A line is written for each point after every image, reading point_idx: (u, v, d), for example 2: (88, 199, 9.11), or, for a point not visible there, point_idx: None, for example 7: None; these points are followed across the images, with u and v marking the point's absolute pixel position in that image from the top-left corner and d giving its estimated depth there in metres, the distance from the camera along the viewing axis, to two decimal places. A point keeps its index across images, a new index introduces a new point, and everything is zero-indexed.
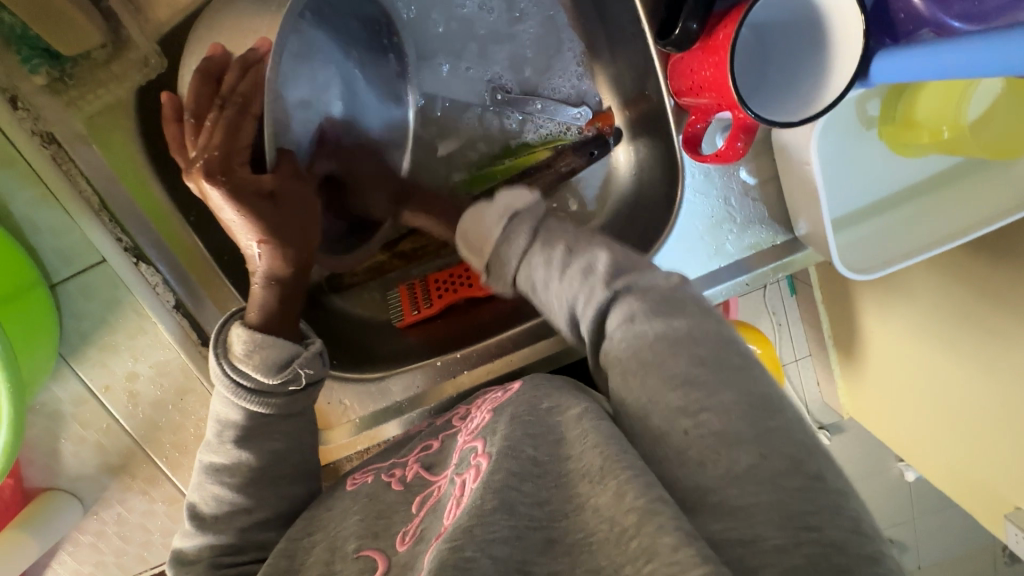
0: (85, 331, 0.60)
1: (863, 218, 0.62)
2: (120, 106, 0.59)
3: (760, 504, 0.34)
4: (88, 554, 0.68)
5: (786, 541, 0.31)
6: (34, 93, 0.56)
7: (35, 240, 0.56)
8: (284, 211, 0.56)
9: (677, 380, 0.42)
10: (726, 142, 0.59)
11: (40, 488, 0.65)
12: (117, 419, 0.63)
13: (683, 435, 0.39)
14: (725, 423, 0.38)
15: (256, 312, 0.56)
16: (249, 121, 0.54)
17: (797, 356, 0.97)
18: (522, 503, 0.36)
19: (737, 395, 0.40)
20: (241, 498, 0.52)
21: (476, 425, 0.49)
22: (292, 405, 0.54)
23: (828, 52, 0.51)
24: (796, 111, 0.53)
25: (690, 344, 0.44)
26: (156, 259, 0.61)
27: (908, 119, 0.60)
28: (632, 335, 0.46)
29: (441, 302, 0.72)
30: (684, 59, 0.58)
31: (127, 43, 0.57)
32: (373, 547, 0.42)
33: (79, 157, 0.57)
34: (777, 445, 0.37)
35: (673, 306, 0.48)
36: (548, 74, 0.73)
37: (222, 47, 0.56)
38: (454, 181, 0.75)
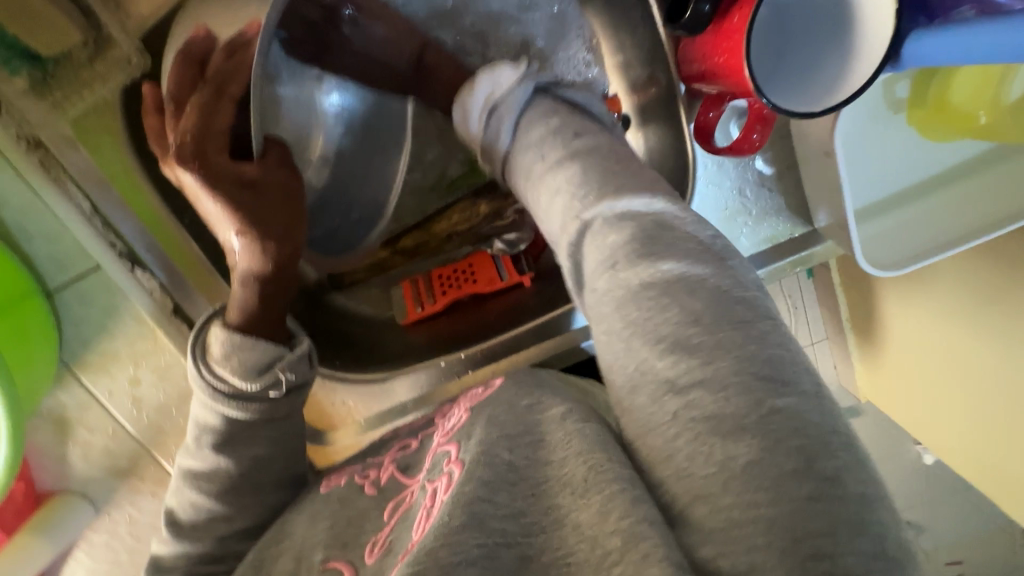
0: (85, 339, 0.60)
1: (889, 209, 0.59)
2: (107, 106, 0.56)
3: (760, 521, 0.28)
4: (101, 554, 0.68)
5: (789, 574, 0.26)
6: (18, 97, 0.54)
7: (27, 247, 0.57)
8: (263, 200, 0.51)
9: (665, 345, 0.34)
10: (741, 133, 0.56)
11: (50, 492, 0.65)
12: (121, 423, 0.63)
13: (671, 418, 0.32)
14: (720, 403, 0.31)
15: (237, 311, 0.53)
16: (226, 104, 0.48)
17: (813, 340, 0.89)
18: (494, 517, 0.34)
19: (736, 364, 0.32)
20: (217, 505, 0.52)
21: (453, 425, 0.47)
22: (274, 410, 0.52)
23: (850, 34, 0.48)
24: (824, 94, 0.49)
25: (680, 296, 0.35)
26: (152, 265, 0.60)
27: (940, 103, 0.56)
28: (617, 288, 0.37)
29: (444, 298, 0.70)
30: (695, 43, 0.54)
31: (109, 40, 0.55)
32: (340, 559, 0.42)
33: (68, 162, 0.56)
34: (780, 436, 0.30)
35: (661, 240, 0.38)
36: (551, 61, 0.69)
37: (207, 28, 0.52)
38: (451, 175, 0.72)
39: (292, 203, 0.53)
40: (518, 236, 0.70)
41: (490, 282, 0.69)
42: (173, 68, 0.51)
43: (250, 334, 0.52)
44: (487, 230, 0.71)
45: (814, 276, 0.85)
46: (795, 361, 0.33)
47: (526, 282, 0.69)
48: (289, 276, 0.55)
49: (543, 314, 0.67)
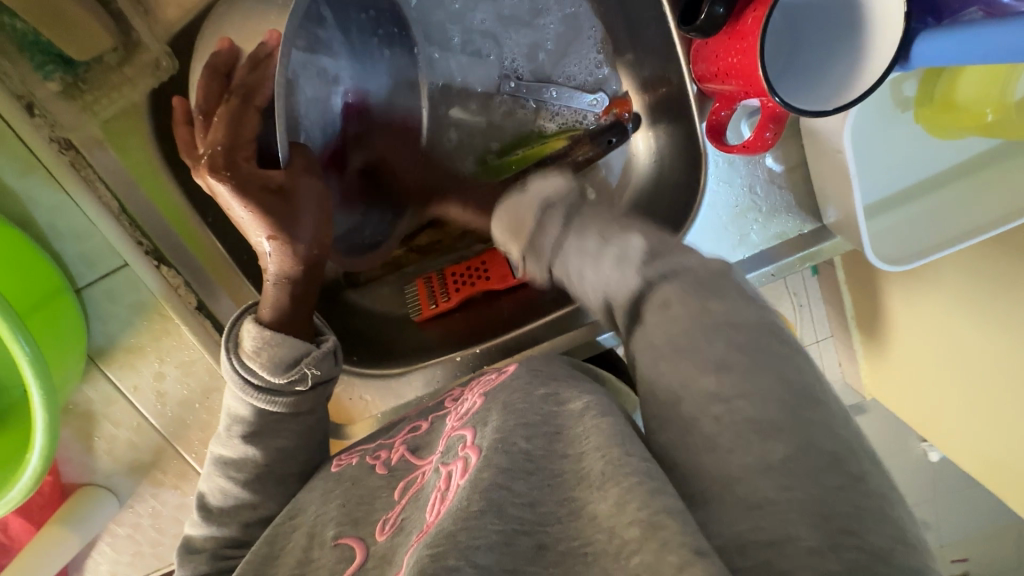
0: (111, 334, 0.62)
1: (897, 205, 0.60)
2: (134, 110, 0.59)
3: (793, 501, 0.31)
4: (125, 546, 0.70)
5: (821, 544, 0.29)
6: (49, 99, 0.56)
7: (58, 246, 0.58)
8: (293, 207, 0.51)
9: (713, 364, 0.37)
10: (754, 132, 0.57)
11: (78, 484, 0.67)
12: (146, 417, 0.65)
13: (713, 420, 0.36)
14: (762, 410, 0.35)
15: (268, 307, 0.55)
16: (253, 112, 0.50)
17: (817, 338, 0.91)
18: (512, 504, 0.34)
19: (778, 384, 0.36)
20: (244, 492, 0.54)
21: (466, 411, 0.48)
22: (300, 404, 0.54)
23: (861, 34, 0.49)
24: (831, 94, 0.50)
25: (730, 331, 0.39)
26: (176, 262, 0.63)
27: (947, 101, 0.57)
28: (667, 320, 0.41)
29: (459, 295, 0.71)
30: (709, 44, 0.56)
31: (138, 44, 0.56)
32: (352, 535, 0.43)
33: (96, 161, 0.58)
34: (816, 441, 0.33)
35: (712, 288, 0.42)
36: (563, 62, 0.71)
37: (230, 41, 0.53)
38: (464, 175, 0.73)
39: (321, 209, 0.53)
40: None
41: (504, 279, 0.70)
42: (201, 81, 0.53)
43: (281, 330, 0.54)
44: None
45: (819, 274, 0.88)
46: (825, 387, 0.37)
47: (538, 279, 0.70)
48: (316, 275, 0.56)
49: (556, 310, 0.68)
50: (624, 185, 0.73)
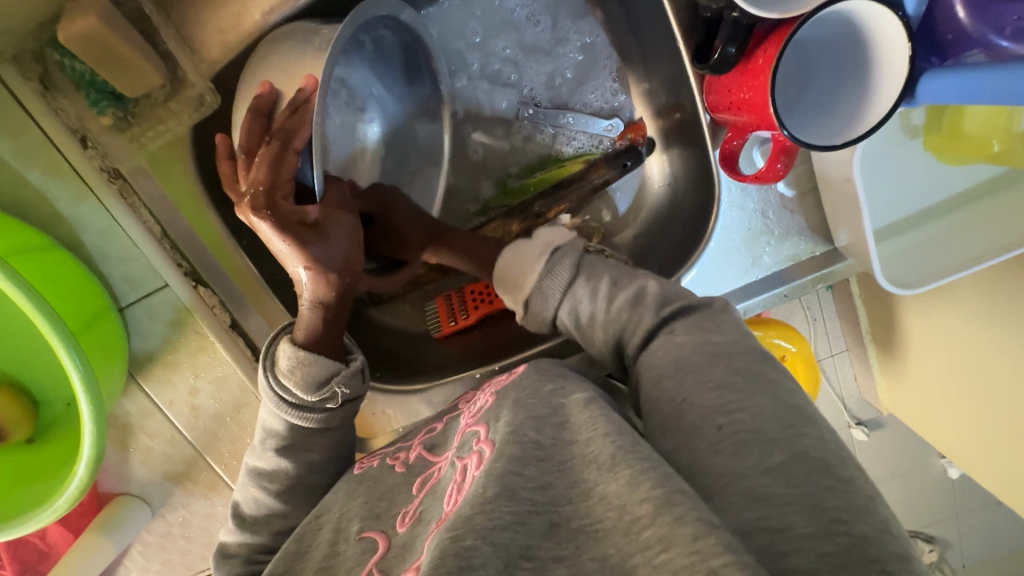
0: (151, 351, 0.65)
1: (907, 229, 0.62)
2: (178, 142, 0.63)
3: (793, 495, 0.34)
4: (154, 554, 0.72)
5: (817, 530, 0.32)
6: (100, 133, 0.61)
7: (104, 268, 0.62)
8: (328, 240, 0.55)
9: (715, 385, 0.42)
10: (765, 164, 0.59)
11: (112, 493, 0.70)
12: (180, 430, 0.68)
13: (716, 430, 0.40)
14: (759, 423, 0.39)
15: (303, 330, 0.57)
16: (292, 155, 0.53)
17: (833, 353, 0.91)
18: (524, 488, 0.36)
19: (771, 401, 0.41)
20: (277, 502, 0.56)
21: (478, 408, 0.50)
22: (331, 419, 0.56)
23: (874, 69, 0.51)
24: (840, 130, 0.53)
25: (727, 357, 0.45)
26: (213, 283, 0.67)
27: (955, 131, 0.60)
28: (671, 347, 0.48)
29: (477, 313, 0.73)
30: (721, 80, 0.58)
31: (184, 82, 0.60)
32: (374, 529, 0.45)
33: (140, 188, 0.63)
34: (806, 449, 0.37)
35: (710, 323, 0.49)
36: (580, 90, 0.73)
37: (271, 85, 0.55)
38: (484, 197, 0.76)
39: (354, 241, 0.57)
40: None
41: None
42: (244, 122, 0.55)
43: (314, 352, 0.56)
44: None
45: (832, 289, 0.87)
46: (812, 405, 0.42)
47: None
48: (349, 300, 0.59)
49: (572, 327, 0.70)
50: (639, 207, 0.75)
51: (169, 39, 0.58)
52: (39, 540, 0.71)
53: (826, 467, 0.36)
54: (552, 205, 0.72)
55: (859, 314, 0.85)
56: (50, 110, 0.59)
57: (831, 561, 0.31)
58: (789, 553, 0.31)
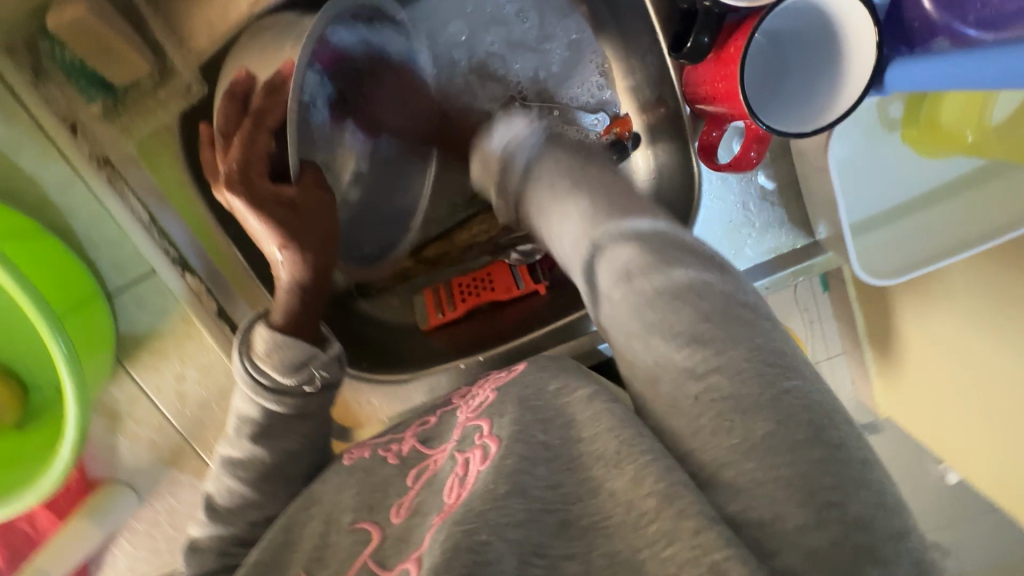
0: (137, 338, 0.66)
1: (884, 222, 0.64)
2: (166, 130, 0.63)
3: (780, 480, 0.33)
4: (142, 541, 0.73)
5: (808, 522, 0.32)
6: (92, 121, 0.62)
7: (93, 254, 0.63)
8: (302, 219, 0.56)
9: (684, 339, 0.39)
10: (740, 151, 0.61)
11: (101, 480, 0.70)
12: (167, 417, 0.68)
13: (693, 400, 0.37)
14: (737, 385, 0.36)
15: (280, 313, 0.57)
16: (264, 134, 0.53)
17: (829, 355, 0.93)
18: (535, 486, 0.37)
19: (747, 352, 0.38)
20: (251, 490, 0.56)
21: (478, 403, 0.49)
22: (306, 406, 0.57)
23: (843, 56, 0.54)
24: (815, 115, 0.55)
25: (691, 298, 0.41)
26: (201, 271, 0.67)
27: (932, 124, 0.62)
28: (632, 294, 0.43)
29: (464, 305, 0.74)
30: (699, 71, 0.59)
31: (171, 73, 0.61)
32: (367, 520, 0.46)
33: (131, 178, 0.64)
34: (794, 410, 0.35)
35: (670, 252, 0.44)
36: (567, 83, 0.75)
37: (248, 71, 0.55)
38: (471, 190, 0.77)
39: (330, 217, 0.58)
40: (532, 247, 0.72)
41: (508, 290, 0.73)
42: (220, 105, 0.56)
43: (293, 334, 0.57)
44: (504, 241, 0.75)
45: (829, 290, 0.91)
46: (792, 349, 0.40)
47: (541, 290, 0.73)
48: (325, 283, 0.60)
49: (556, 319, 0.71)
50: None
51: (157, 28, 0.59)
52: (28, 525, 0.72)
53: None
54: None
55: (855, 313, 0.91)
56: (41, 99, 0.59)
57: (819, 558, 0.31)
58: (778, 553, 0.32)
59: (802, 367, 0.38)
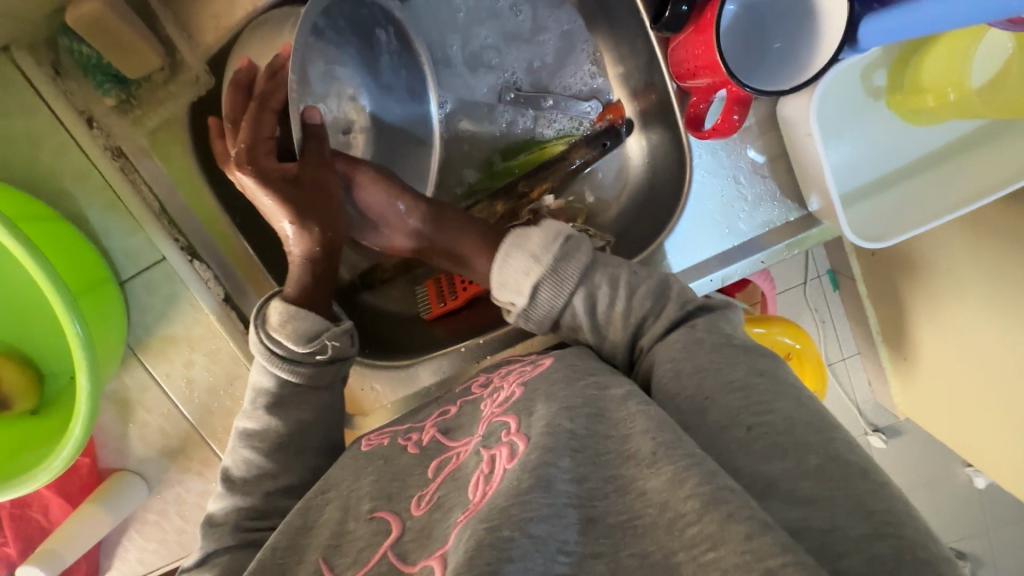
0: (148, 325, 0.67)
1: (875, 190, 0.64)
2: (175, 121, 0.65)
3: (836, 497, 0.34)
4: (151, 533, 0.73)
5: (870, 531, 0.32)
6: (105, 114, 0.63)
7: (107, 243, 0.64)
8: (308, 194, 0.57)
9: (737, 386, 0.43)
10: (722, 116, 0.60)
11: (111, 469, 0.71)
12: (176, 405, 0.69)
13: (745, 430, 0.40)
14: (789, 426, 0.39)
15: (294, 286, 0.59)
16: (269, 114, 0.56)
17: (844, 355, 1.02)
18: (562, 479, 0.35)
19: (797, 404, 0.42)
20: (267, 462, 0.57)
21: (505, 399, 0.48)
22: (320, 376, 0.58)
23: (817, 20, 0.56)
24: (793, 74, 0.58)
25: (749, 357, 0.46)
26: (208, 258, 0.68)
27: (915, 85, 0.62)
28: (692, 343, 0.49)
29: (465, 295, 0.74)
30: (678, 45, 0.61)
31: (180, 65, 0.62)
32: (387, 510, 0.44)
33: (143, 168, 0.65)
34: (838, 451, 0.38)
35: (718, 319, 0.52)
36: (560, 73, 0.75)
37: (251, 60, 0.58)
38: (469, 181, 0.77)
39: (330, 197, 0.59)
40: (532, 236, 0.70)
41: None
42: (225, 94, 0.58)
43: (304, 306, 0.58)
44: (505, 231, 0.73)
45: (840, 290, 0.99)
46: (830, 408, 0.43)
47: None
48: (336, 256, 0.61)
49: None
50: (621, 188, 0.76)
51: (168, 23, 0.60)
52: (41, 516, 0.73)
53: (861, 472, 0.36)
54: (534, 185, 0.73)
55: (868, 311, 0.95)
56: (59, 93, 0.61)
57: (880, 563, 0.31)
58: (843, 554, 0.31)
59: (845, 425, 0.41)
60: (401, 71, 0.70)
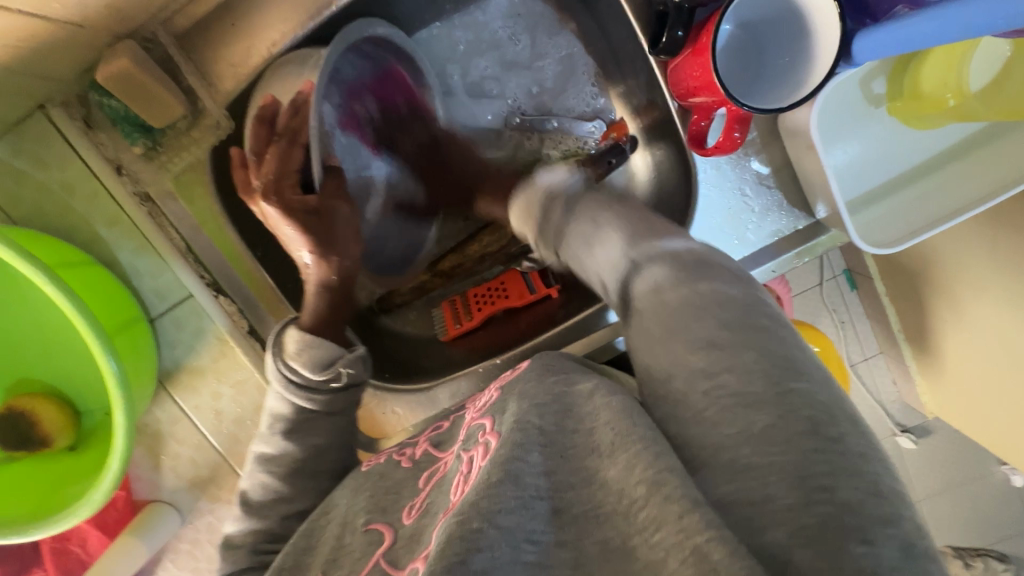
0: (178, 358, 0.69)
1: (881, 197, 0.64)
2: (199, 164, 0.68)
3: (774, 465, 0.33)
4: (184, 562, 0.74)
5: (796, 502, 0.31)
6: (133, 161, 0.67)
7: (137, 282, 0.67)
8: (327, 226, 0.59)
9: (701, 344, 0.40)
10: (724, 134, 0.61)
11: (147, 501, 0.72)
12: (206, 436, 0.71)
13: (703, 397, 0.38)
14: (745, 383, 0.36)
15: (309, 315, 0.61)
16: (299, 150, 0.57)
17: (865, 356, 1.00)
18: (529, 473, 0.36)
19: (758, 356, 0.38)
20: (283, 485, 0.58)
21: (485, 402, 0.49)
22: (335, 402, 0.59)
23: (809, 37, 0.57)
24: (791, 89, 0.59)
25: (716, 309, 0.41)
26: (231, 291, 0.71)
27: (915, 92, 0.62)
28: (659, 304, 0.44)
29: (480, 314, 0.75)
30: (676, 67, 0.62)
31: (202, 112, 0.65)
32: (380, 521, 0.46)
33: (168, 211, 0.68)
34: (795, 406, 0.35)
35: (698, 270, 0.45)
36: (562, 96, 0.78)
37: (275, 97, 0.59)
38: (478, 206, 0.80)
39: (349, 226, 0.61)
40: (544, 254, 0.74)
41: (521, 296, 0.74)
42: (250, 129, 0.59)
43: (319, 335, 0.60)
44: (517, 251, 0.77)
45: (858, 290, 0.98)
46: (805, 356, 0.39)
47: (553, 294, 0.74)
48: (350, 282, 0.64)
49: (570, 318, 0.70)
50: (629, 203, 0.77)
51: (190, 75, 0.64)
52: (81, 550, 0.75)
53: None
54: None
55: (889, 311, 0.93)
56: (91, 144, 0.65)
57: (808, 536, 0.30)
58: (767, 528, 0.31)
59: (812, 372, 0.37)
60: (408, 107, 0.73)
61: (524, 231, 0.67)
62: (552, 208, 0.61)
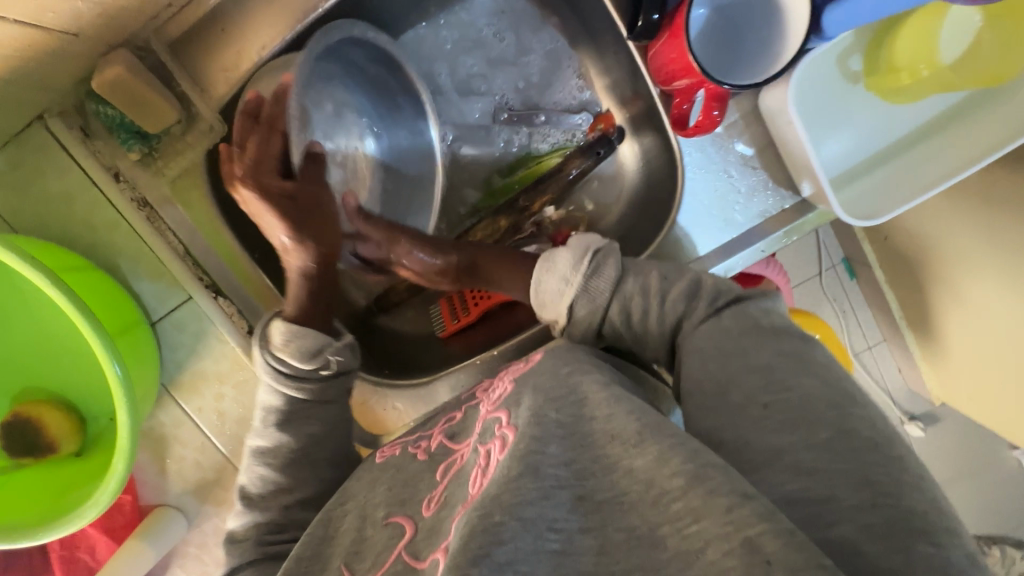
0: (180, 361, 0.70)
1: (863, 171, 0.65)
2: (194, 168, 0.69)
3: (834, 470, 0.37)
4: (194, 566, 0.75)
5: (862, 502, 0.35)
6: (129, 168, 0.68)
7: (138, 286, 0.68)
8: (305, 213, 0.60)
9: (760, 367, 0.45)
10: (704, 113, 0.61)
11: (154, 505, 0.73)
12: (210, 438, 0.72)
13: (763, 409, 0.43)
14: (805, 403, 0.42)
15: (292, 303, 0.62)
16: (279, 138, 0.57)
17: (870, 344, 1.01)
18: (548, 464, 0.38)
19: (819, 383, 0.43)
20: (281, 476, 0.59)
21: (499, 395, 0.50)
22: (325, 391, 0.61)
23: (782, 16, 0.59)
24: (767, 67, 0.60)
25: (773, 341, 0.47)
26: (231, 294, 0.73)
27: (890, 67, 0.63)
28: (718, 331, 0.49)
29: (477, 309, 0.76)
30: (656, 51, 0.63)
31: (195, 116, 0.66)
32: (401, 514, 0.47)
33: (166, 216, 0.69)
34: (853, 427, 0.40)
35: (757, 312, 0.51)
36: (549, 90, 0.79)
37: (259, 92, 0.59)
38: (472, 202, 0.81)
39: (326, 215, 0.62)
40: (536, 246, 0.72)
41: None
42: (235, 124, 0.58)
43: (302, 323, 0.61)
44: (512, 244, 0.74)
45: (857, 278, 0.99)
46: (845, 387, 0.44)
47: None
48: (332, 272, 0.64)
49: None
50: (620, 195, 0.78)
51: (183, 80, 0.65)
52: (88, 557, 0.76)
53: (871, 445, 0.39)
54: (534, 199, 0.75)
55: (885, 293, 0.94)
56: (88, 152, 0.66)
57: (874, 532, 0.34)
58: (836, 523, 0.35)
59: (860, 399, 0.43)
60: (394, 103, 0.73)
61: (546, 302, 0.56)
62: (599, 274, 0.54)
